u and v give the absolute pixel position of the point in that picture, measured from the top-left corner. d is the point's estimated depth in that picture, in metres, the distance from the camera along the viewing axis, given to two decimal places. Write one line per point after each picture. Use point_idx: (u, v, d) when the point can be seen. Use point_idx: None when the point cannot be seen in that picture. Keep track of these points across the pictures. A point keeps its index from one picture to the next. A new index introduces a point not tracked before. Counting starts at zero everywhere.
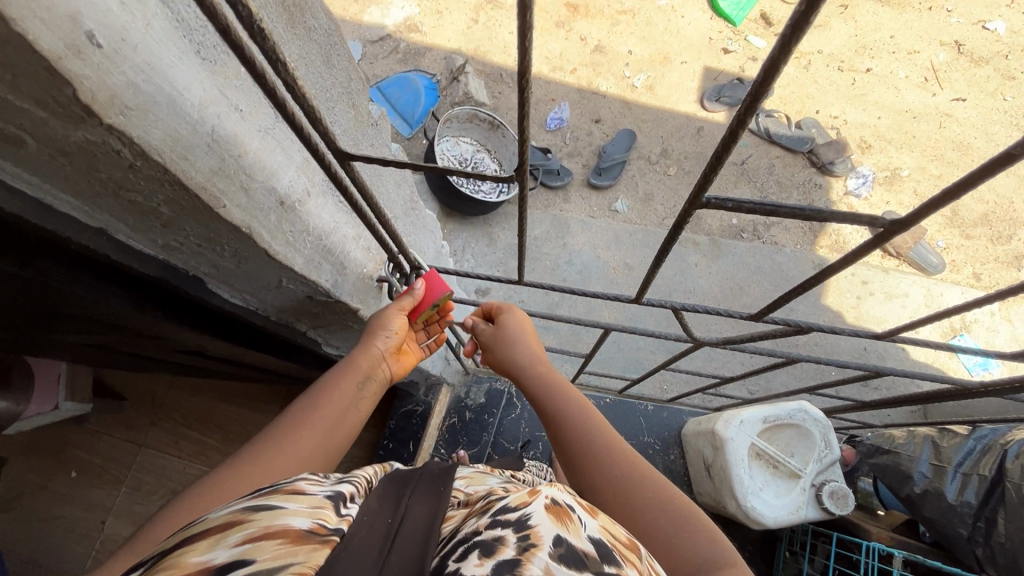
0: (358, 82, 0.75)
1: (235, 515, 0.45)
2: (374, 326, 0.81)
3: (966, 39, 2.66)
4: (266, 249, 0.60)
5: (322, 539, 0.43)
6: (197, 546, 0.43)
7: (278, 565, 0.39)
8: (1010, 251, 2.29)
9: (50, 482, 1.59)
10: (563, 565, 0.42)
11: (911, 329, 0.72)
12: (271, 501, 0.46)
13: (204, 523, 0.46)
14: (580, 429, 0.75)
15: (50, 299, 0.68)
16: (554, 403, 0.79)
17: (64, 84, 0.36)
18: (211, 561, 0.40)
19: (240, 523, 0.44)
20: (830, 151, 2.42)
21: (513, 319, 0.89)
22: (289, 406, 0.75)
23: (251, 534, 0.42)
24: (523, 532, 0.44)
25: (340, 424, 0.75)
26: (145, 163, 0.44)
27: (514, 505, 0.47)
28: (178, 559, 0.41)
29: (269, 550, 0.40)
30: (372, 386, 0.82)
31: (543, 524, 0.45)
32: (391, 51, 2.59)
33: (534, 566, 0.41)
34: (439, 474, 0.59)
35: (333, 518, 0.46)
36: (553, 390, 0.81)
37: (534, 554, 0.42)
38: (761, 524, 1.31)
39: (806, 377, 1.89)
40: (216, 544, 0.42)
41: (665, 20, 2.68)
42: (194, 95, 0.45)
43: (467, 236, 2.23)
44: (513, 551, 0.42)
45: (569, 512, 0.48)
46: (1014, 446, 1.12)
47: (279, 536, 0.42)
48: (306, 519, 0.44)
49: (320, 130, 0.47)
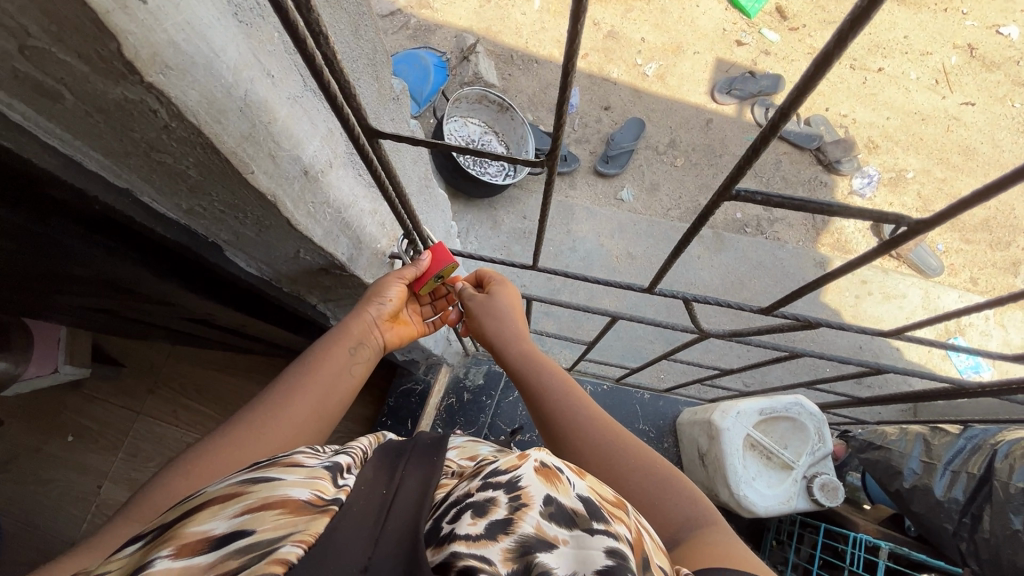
0: (382, 54, 0.74)
1: (233, 487, 0.45)
2: (371, 292, 0.78)
3: (979, 43, 2.65)
4: (289, 218, 0.60)
5: (322, 509, 0.42)
6: (199, 516, 0.42)
7: (277, 535, 0.38)
8: (1008, 257, 2.32)
9: (47, 445, 1.59)
10: (553, 523, 0.44)
11: (922, 324, 0.74)
12: (268, 473, 0.46)
13: (203, 496, 0.45)
14: (563, 403, 0.76)
15: (65, 260, 0.68)
16: (538, 379, 0.79)
17: (109, 38, 0.36)
18: (210, 531, 0.40)
19: (238, 495, 0.43)
20: (837, 150, 2.42)
21: (501, 292, 0.86)
22: (283, 371, 0.73)
23: (250, 505, 0.42)
24: (514, 493, 0.45)
25: (331, 393, 0.72)
26: (180, 124, 0.44)
27: (504, 468, 0.48)
28: (178, 531, 0.41)
29: (269, 520, 0.40)
30: (368, 357, 0.79)
31: (532, 484, 0.46)
32: (401, 27, 2.55)
33: (525, 523, 0.43)
34: (433, 445, 0.58)
35: (330, 489, 0.45)
36: (536, 366, 0.80)
37: (525, 513, 0.44)
38: (752, 513, 1.34)
39: (802, 372, 1.91)
40: (215, 515, 0.42)
41: (680, 9, 2.65)
42: (230, 58, 0.45)
43: (472, 219, 2.22)
44: (504, 511, 0.44)
45: (558, 473, 0.49)
46: (1003, 446, 1.15)
47: (277, 506, 0.41)
48: (305, 490, 0.43)
49: (354, 107, 0.47)
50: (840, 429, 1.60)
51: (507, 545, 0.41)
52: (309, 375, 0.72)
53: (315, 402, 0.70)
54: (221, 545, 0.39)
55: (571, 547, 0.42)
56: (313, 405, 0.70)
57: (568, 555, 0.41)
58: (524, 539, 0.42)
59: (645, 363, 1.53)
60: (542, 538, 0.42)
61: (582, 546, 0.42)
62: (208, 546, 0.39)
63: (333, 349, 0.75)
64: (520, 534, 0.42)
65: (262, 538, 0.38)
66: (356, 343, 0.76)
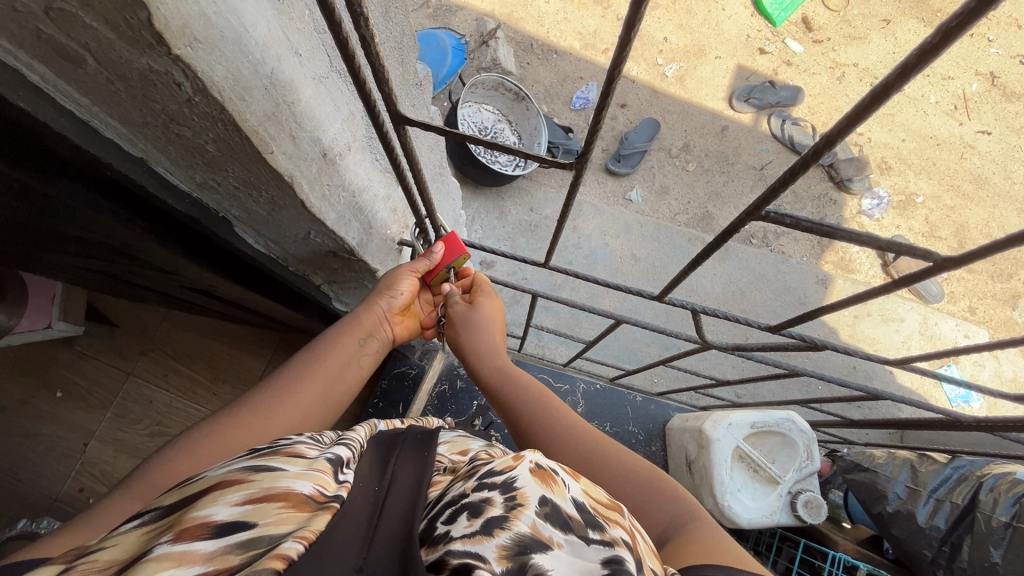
0: (408, 37, 0.72)
1: (234, 473, 0.44)
2: (383, 284, 0.79)
3: (1002, 71, 2.63)
4: (303, 200, 0.59)
5: (322, 506, 0.41)
6: (201, 501, 0.42)
7: (278, 531, 0.38)
8: (1007, 290, 2.33)
9: (33, 399, 1.58)
10: (550, 524, 0.43)
11: (931, 358, 0.73)
12: (271, 462, 0.45)
13: (203, 481, 0.45)
14: (542, 417, 0.75)
15: (69, 221, 0.66)
16: (516, 395, 0.78)
17: (139, 7, 0.34)
18: (211, 516, 0.39)
19: (240, 482, 0.43)
20: (850, 168, 2.41)
21: (484, 304, 0.83)
22: (293, 356, 0.74)
23: (252, 495, 0.41)
24: (510, 493, 0.44)
25: (340, 381, 0.73)
26: (204, 100, 0.43)
27: (500, 469, 0.48)
28: (179, 517, 0.41)
29: (271, 513, 0.39)
30: (375, 346, 0.79)
31: (528, 485, 0.45)
32: (422, 5, 2.50)
33: (521, 523, 0.42)
34: (424, 437, 0.57)
35: (332, 485, 0.44)
36: (513, 381, 0.80)
37: (522, 512, 0.43)
38: (734, 523, 1.35)
39: (794, 388, 1.92)
40: (216, 501, 0.41)
41: (706, 11, 2.61)
42: (260, 34, 0.43)
43: (478, 206, 2.20)
44: (501, 510, 0.43)
45: (553, 475, 0.49)
46: (990, 480, 1.15)
47: (280, 499, 0.41)
48: (307, 484, 0.43)
49: (383, 92, 0.46)
50: (828, 447, 1.61)
51: (503, 543, 0.40)
52: (319, 363, 0.72)
53: (323, 389, 0.70)
54: (221, 534, 0.38)
55: (566, 551, 0.41)
56: (321, 392, 0.70)
57: (564, 559, 0.41)
58: (520, 539, 0.41)
59: (640, 367, 1.53)
60: (537, 538, 0.41)
61: (577, 552, 0.42)
62: (209, 532, 0.38)
63: (343, 337, 0.75)
64: (516, 533, 0.41)
65: (264, 533, 0.38)
66: (366, 334, 0.77)
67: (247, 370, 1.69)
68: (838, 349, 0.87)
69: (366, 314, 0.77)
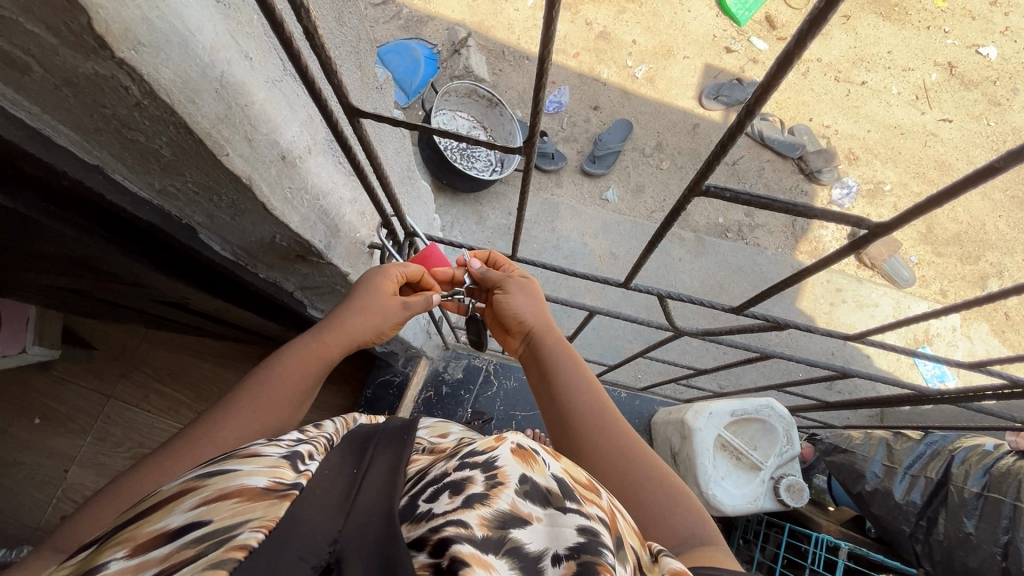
0: (366, 43, 0.75)
1: (189, 483, 0.45)
2: (362, 310, 0.76)
3: (958, 61, 2.73)
4: (264, 203, 0.59)
5: (281, 494, 0.42)
6: (155, 516, 0.43)
7: (236, 521, 0.38)
8: (976, 271, 2.39)
9: (12, 427, 1.55)
10: (528, 501, 0.44)
11: (883, 331, 0.76)
12: (225, 466, 0.46)
13: (159, 495, 0.45)
14: (591, 403, 0.77)
15: (30, 237, 0.66)
16: (567, 377, 0.79)
17: (79, 11, 0.36)
18: (167, 526, 0.40)
19: (195, 489, 0.44)
20: (819, 160, 2.47)
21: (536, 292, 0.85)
22: (251, 380, 0.71)
23: (206, 497, 0.42)
24: (490, 472, 0.45)
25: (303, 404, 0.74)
26: (152, 102, 0.44)
27: (482, 450, 0.48)
28: (133, 531, 0.41)
29: (226, 509, 0.40)
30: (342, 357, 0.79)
31: (509, 464, 0.46)
32: (393, 17, 2.52)
33: (501, 500, 0.43)
34: (403, 426, 0.58)
35: (291, 474, 0.45)
36: (568, 359, 0.81)
37: (501, 491, 0.44)
38: (719, 511, 1.37)
39: (775, 375, 1.96)
40: (172, 511, 0.42)
41: (672, 13, 2.67)
42: (206, 38, 0.45)
43: (457, 213, 2.22)
44: (480, 488, 0.44)
45: (534, 454, 0.49)
46: (961, 452, 1.20)
47: (234, 496, 0.41)
48: (263, 478, 0.44)
49: (334, 85, 0.46)
50: (809, 432, 1.64)
51: (485, 513, 0.41)
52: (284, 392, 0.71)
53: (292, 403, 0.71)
54: (176, 537, 0.39)
55: (544, 525, 0.42)
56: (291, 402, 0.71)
57: (541, 534, 0.42)
58: (499, 515, 0.42)
59: (621, 361, 1.54)
60: (516, 516, 0.42)
61: (555, 524, 0.42)
62: (164, 540, 0.39)
63: (309, 365, 0.73)
64: (496, 509, 0.42)
65: (220, 525, 0.38)
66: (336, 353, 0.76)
67: (229, 386, 1.67)
68: (801, 327, 0.89)
69: (335, 342, 0.75)
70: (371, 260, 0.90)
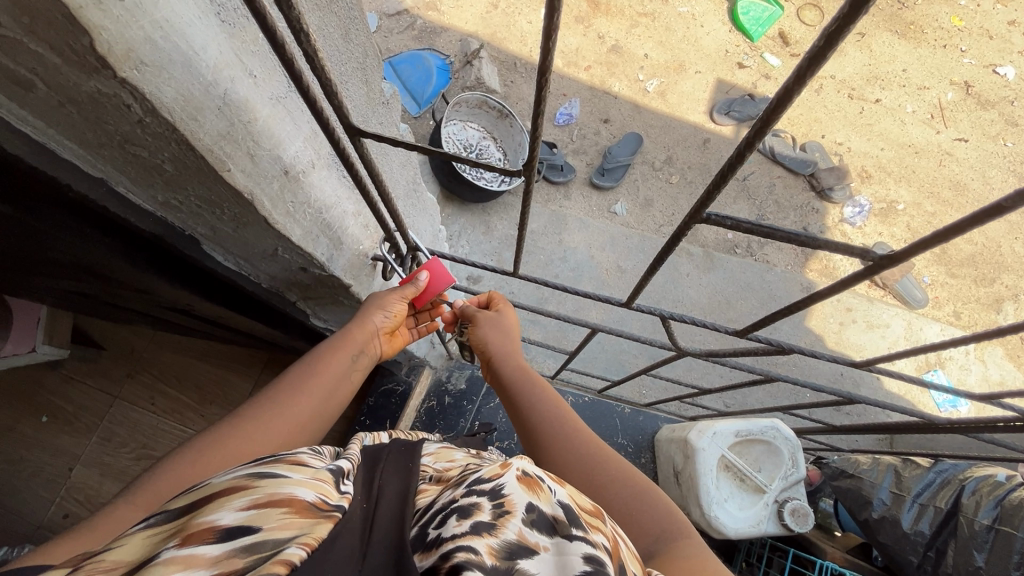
0: (372, 58, 0.75)
1: (240, 481, 0.44)
2: (376, 303, 0.80)
3: (975, 81, 2.70)
4: (266, 216, 0.60)
5: (326, 515, 0.41)
6: (208, 508, 0.42)
7: (282, 536, 0.38)
8: (991, 294, 2.35)
9: (19, 424, 1.57)
10: (534, 530, 0.44)
11: (889, 360, 0.74)
12: (274, 470, 0.46)
13: (210, 487, 0.45)
14: (550, 418, 0.76)
15: (37, 244, 0.67)
16: (527, 398, 0.79)
17: (81, 33, 0.36)
18: (217, 521, 0.40)
19: (246, 488, 0.43)
20: (830, 177, 2.45)
21: (508, 313, 0.88)
22: (287, 370, 0.74)
23: (258, 500, 0.41)
24: (498, 500, 0.45)
25: (333, 396, 0.74)
26: (154, 120, 0.45)
27: (488, 476, 0.48)
28: (187, 522, 0.41)
29: (275, 518, 0.40)
30: (364, 361, 0.80)
31: (516, 491, 0.46)
32: (406, 27, 2.55)
33: (508, 530, 0.42)
34: (407, 451, 0.58)
35: (335, 494, 0.45)
36: (528, 379, 0.81)
37: (508, 520, 0.43)
38: (721, 534, 1.33)
39: (782, 395, 1.93)
40: (222, 506, 0.41)
41: (685, 28, 2.68)
42: (209, 56, 0.45)
43: (465, 222, 2.22)
44: (488, 516, 0.43)
45: (539, 481, 0.49)
46: (971, 483, 1.16)
47: (284, 505, 0.41)
48: (310, 491, 0.43)
49: (335, 106, 0.47)
50: (815, 454, 1.61)
51: (493, 542, 0.41)
52: (314, 379, 0.73)
53: (316, 406, 0.71)
54: (226, 539, 0.38)
55: (552, 554, 0.42)
56: (315, 407, 0.71)
57: (548, 563, 0.41)
58: (507, 544, 0.41)
59: (624, 377, 1.53)
60: (523, 545, 0.42)
61: (562, 552, 0.42)
62: (214, 536, 0.38)
63: (333, 355, 0.75)
64: (503, 539, 0.41)
65: (268, 538, 0.38)
66: (358, 350, 0.78)
67: (234, 390, 1.68)
68: (807, 353, 0.87)
69: (359, 335, 0.78)
70: (374, 272, 0.90)
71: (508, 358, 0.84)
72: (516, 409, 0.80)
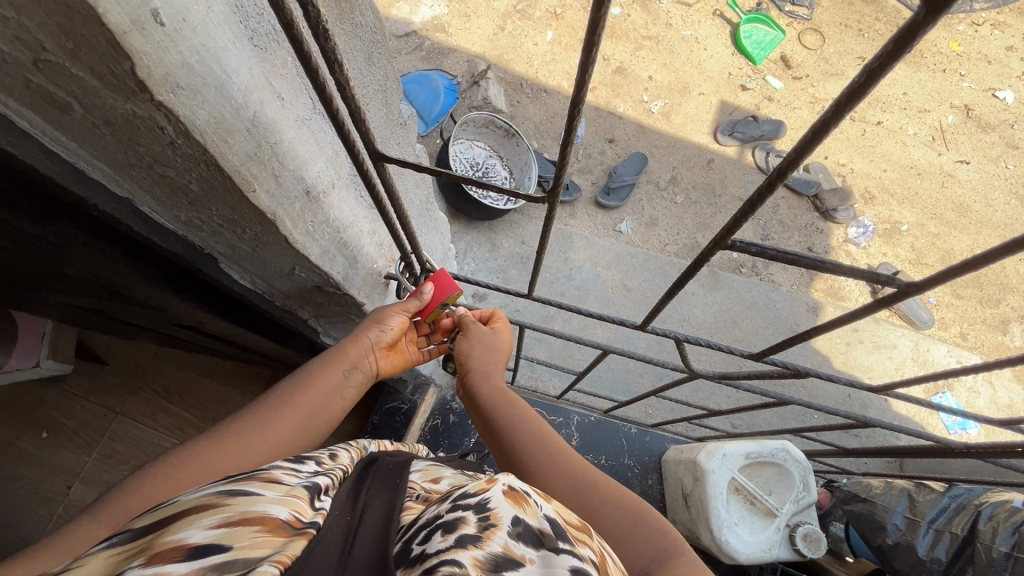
0: (392, 81, 0.77)
1: (210, 498, 0.43)
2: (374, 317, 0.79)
3: (975, 104, 2.73)
4: (287, 236, 0.60)
5: (299, 532, 0.42)
6: (176, 524, 0.41)
7: (252, 555, 0.38)
8: (997, 314, 2.35)
9: (18, 440, 1.55)
10: (521, 543, 0.42)
11: (908, 385, 0.74)
12: (246, 487, 0.45)
13: (177, 505, 0.44)
14: (534, 441, 0.73)
15: (50, 260, 0.67)
16: (508, 420, 0.76)
17: (123, 58, 0.37)
18: (184, 540, 0.38)
19: (214, 506, 0.42)
20: (834, 198, 2.46)
21: (503, 332, 0.87)
22: (278, 382, 0.73)
23: (228, 518, 0.40)
24: (483, 514, 0.43)
25: (322, 412, 0.72)
26: (186, 142, 0.45)
27: (473, 491, 0.46)
28: (153, 541, 0.40)
29: (247, 537, 0.39)
30: (358, 378, 0.77)
31: (501, 506, 0.44)
32: (415, 49, 2.59)
33: (494, 542, 0.41)
34: (393, 473, 0.57)
35: (308, 511, 0.44)
36: (508, 404, 0.78)
37: (495, 533, 0.42)
38: (733, 559, 1.30)
39: (789, 417, 1.92)
40: (190, 524, 0.40)
41: (688, 51, 2.73)
42: (241, 80, 0.45)
43: (471, 240, 2.23)
44: (473, 529, 0.42)
45: (525, 495, 0.47)
46: (988, 508, 1.13)
47: (256, 523, 0.40)
48: (283, 509, 0.43)
49: (362, 131, 0.47)
50: (826, 478, 1.59)
51: (478, 554, 0.39)
52: (303, 392, 0.71)
53: (304, 423, 0.70)
54: (194, 557, 0.37)
55: (537, 567, 0.41)
56: (302, 424, 0.69)
57: None
58: (493, 557, 0.40)
59: (630, 399, 1.51)
60: (509, 558, 0.40)
61: (548, 564, 0.41)
62: (182, 555, 0.37)
63: (325, 370, 0.74)
64: (489, 551, 0.40)
65: (239, 557, 0.37)
66: (351, 366, 0.76)
67: (236, 406, 1.67)
68: (822, 375, 0.86)
69: (352, 350, 0.76)
70: (386, 291, 0.89)
71: (488, 382, 0.81)
72: (495, 434, 0.76)
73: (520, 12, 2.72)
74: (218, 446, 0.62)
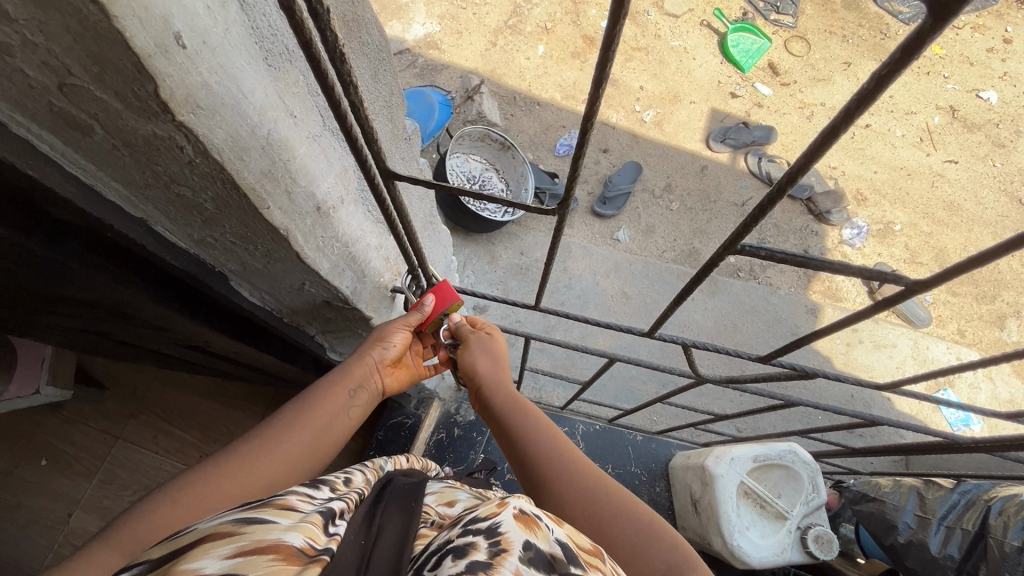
0: (396, 97, 0.78)
1: (225, 526, 0.43)
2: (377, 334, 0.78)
3: (959, 105, 2.79)
4: (298, 251, 0.60)
5: (312, 559, 0.41)
6: (191, 554, 0.41)
7: None
8: (993, 311, 2.37)
9: (16, 469, 1.52)
10: (531, 569, 0.41)
11: (914, 381, 0.74)
12: (261, 514, 0.44)
13: (194, 534, 0.43)
14: (552, 453, 0.72)
15: (58, 283, 0.67)
16: (524, 431, 0.75)
17: (147, 80, 0.38)
18: (200, 571, 0.39)
19: (230, 534, 0.42)
20: (827, 200, 2.49)
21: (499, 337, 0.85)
22: (284, 404, 0.73)
23: (242, 548, 0.40)
24: (494, 538, 0.42)
25: (329, 431, 0.72)
26: (204, 161, 0.46)
27: (484, 515, 0.45)
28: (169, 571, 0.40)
29: (261, 566, 0.38)
30: (364, 396, 0.77)
31: (512, 530, 0.43)
32: (408, 65, 2.63)
33: (504, 569, 0.40)
34: (411, 493, 0.57)
35: (322, 538, 0.44)
36: (523, 414, 0.77)
37: (505, 559, 0.40)
38: (745, 564, 1.29)
39: (793, 419, 1.92)
40: (206, 553, 0.40)
41: (678, 61, 2.77)
42: (257, 99, 0.46)
43: (470, 252, 2.24)
44: (484, 555, 0.41)
45: (536, 519, 0.47)
46: (997, 502, 1.12)
47: (270, 552, 0.40)
48: (298, 536, 0.42)
49: (376, 151, 0.48)
50: (834, 479, 1.59)
51: None
52: (308, 413, 0.71)
53: (312, 442, 0.69)
54: None
55: None
56: (310, 444, 0.69)
57: None
58: None
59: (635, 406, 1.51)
60: None
61: None
62: None
63: (330, 390, 0.74)
64: None
65: None
66: (357, 384, 0.76)
67: (238, 427, 1.65)
68: (829, 375, 0.87)
69: (357, 368, 0.76)
70: (393, 304, 0.89)
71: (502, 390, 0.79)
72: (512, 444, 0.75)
73: (511, 27, 2.77)
74: (226, 471, 0.62)
